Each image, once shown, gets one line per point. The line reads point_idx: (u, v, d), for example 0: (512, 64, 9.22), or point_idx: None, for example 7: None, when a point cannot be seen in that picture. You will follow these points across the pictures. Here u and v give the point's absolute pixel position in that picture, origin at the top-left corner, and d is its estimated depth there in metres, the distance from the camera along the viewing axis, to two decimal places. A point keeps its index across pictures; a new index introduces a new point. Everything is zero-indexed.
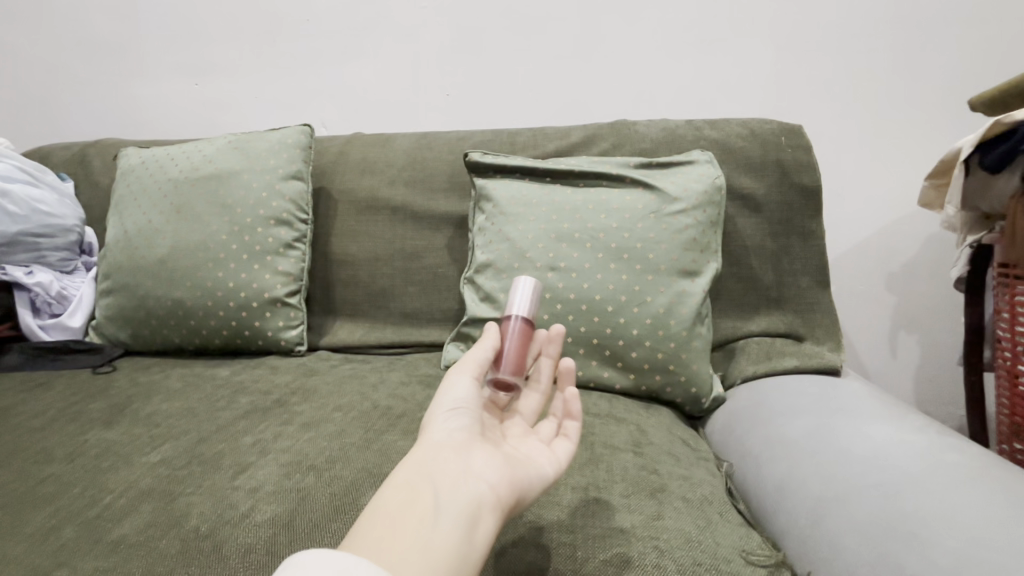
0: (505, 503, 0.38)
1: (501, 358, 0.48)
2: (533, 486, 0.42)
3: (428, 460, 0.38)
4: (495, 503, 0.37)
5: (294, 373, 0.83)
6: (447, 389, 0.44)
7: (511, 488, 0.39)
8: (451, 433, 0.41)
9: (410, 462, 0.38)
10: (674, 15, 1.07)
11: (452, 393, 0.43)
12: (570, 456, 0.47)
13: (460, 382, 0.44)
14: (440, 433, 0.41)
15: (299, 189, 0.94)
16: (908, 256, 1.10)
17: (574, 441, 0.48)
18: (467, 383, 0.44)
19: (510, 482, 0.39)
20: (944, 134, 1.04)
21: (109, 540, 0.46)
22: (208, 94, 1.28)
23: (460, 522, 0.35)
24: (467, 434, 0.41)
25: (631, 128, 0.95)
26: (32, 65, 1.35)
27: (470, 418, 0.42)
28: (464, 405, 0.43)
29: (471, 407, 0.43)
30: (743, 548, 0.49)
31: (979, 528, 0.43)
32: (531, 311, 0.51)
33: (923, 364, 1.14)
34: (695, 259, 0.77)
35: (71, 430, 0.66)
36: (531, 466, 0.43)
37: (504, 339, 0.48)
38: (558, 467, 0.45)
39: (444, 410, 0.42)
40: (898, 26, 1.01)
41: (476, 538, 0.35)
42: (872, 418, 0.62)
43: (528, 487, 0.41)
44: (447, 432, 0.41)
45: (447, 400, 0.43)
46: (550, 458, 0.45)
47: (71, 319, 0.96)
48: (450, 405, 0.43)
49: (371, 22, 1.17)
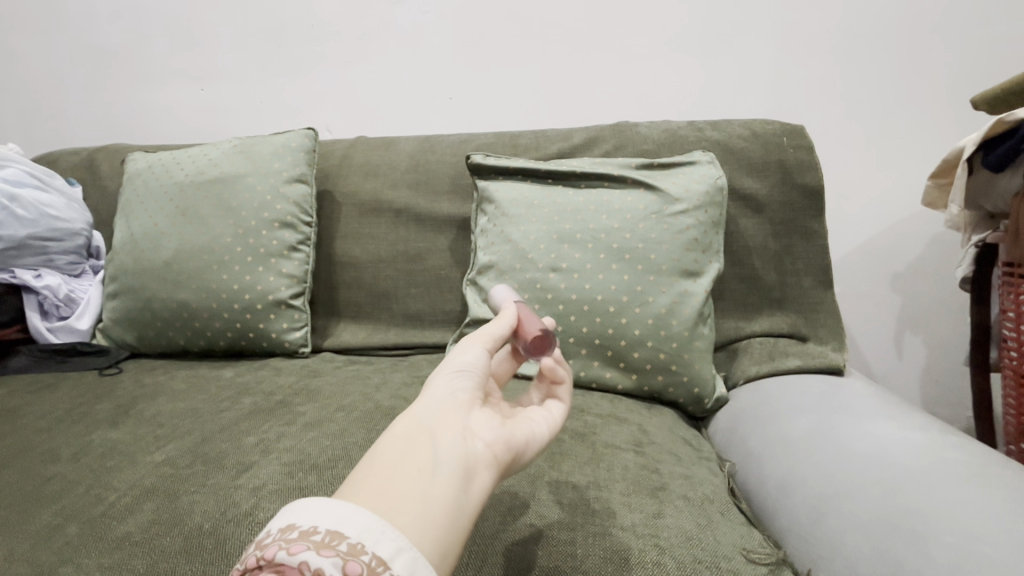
0: (500, 463, 0.38)
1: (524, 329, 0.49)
2: (527, 451, 0.42)
3: (427, 415, 0.38)
4: (490, 460, 0.37)
5: (298, 374, 0.83)
6: (454, 354, 0.44)
7: (507, 448, 0.39)
8: (454, 392, 0.40)
9: (408, 416, 0.38)
10: (676, 17, 1.07)
11: (457, 357, 0.43)
12: (562, 415, 0.47)
13: (468, 350, 0.44)
14: (441, 390, 0.40)
15: (304, 192, 0.95)
16: (914, 256, 1.09)
17: (566, 403, 0.48)
18: (475, 348, 0.44)
19: (506, 444, 0.39)
20: (947, 134, 1.04)
21: (113, 538, 0.47)
22: (214, 99, 1.30)
23: (458, 474, 0.35)
24: (469, 396, 0.41)
25: (632, 130, 0.95)
26: (41, 73, 1.37)
27: (474, 381, 0.42)
28: (469, 367, 0.43)
29: (476, 371, 0.43)
30: (744, 546, 0.49)
31: (979, 524, 0.43)
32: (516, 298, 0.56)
33: (930, 365, 1.13)
34: (697, 259, 0.77)
35: (78, 430, 0.66)
36: (528, 432, 0.43)
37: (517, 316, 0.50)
38: (552, 428, 0.45)
39: (447, 370, 0.42)
40: (901, 26, 1.01)
41: (471, 491, 0.35)
42: (876, 417, 0.62)
43: (523, 450, 0.41)
44: (449, 389, 0.41)
45: (451, 362, 0.43)
46: (546, 421, 0.45)
47: (79, 321, 0.97)
48: (456, 365, 0.42)
49: (373, 27, 1.18)
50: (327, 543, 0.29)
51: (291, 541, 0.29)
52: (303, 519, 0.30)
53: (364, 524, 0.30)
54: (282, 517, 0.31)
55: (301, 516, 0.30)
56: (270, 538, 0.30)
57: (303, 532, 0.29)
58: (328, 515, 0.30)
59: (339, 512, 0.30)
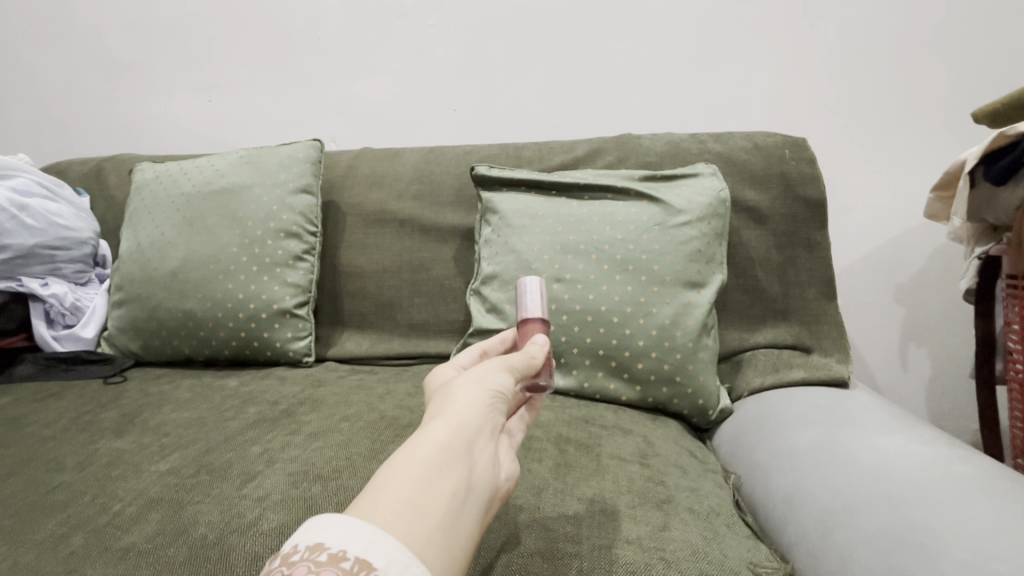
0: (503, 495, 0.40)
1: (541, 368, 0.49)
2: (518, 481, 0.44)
3: (467, 434, 0.37)
4: (499, 495, 0.39)
5: (302, 384, 0.83)
6: (493, 374, 0.42)
7: (511, 482, 0.41)
8: (489, 414, 0.40)
9: (445, 427, 0.37)
10: (676, 33, 1.09)
11: (496, 377, 0.42)
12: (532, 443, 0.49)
13: (505, 374, 0.43)
14: (479, 408, 0.39)
15: (310, 203, 0.96)
16: (917, 268, 1.10)
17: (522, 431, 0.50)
18: (511, 375, 0.44)
19: (511, 478, 0.41)
20: (948, 147, 1.05)
21: (118, 548, 0.47)
22: (221, 111, 1.31)
23: (480, 510, 0.36)
24: (497, 423, 0.41)
25: (636, 142, 0.96)
26: (52, 84, 1.39)
27: (504, 406, 0.43)
28: (505, 391, 0.42)
29: (508, 396, 0.43)
30: (751, 560, 0.49)
31: (987, 539, 0.42)
32: (544, 312, 0.53)
33: (935, 377, 1.12)
34: (701, 270, 0.77)
35: (83, 440, 0.67)
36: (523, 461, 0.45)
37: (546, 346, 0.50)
38: None
39: (487, 387, 0.41)
40: (899, 41, 1.02)
41: (483, 524, 0.37)
42: (882, 430, 0.62)
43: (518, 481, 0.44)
44: (486, 408, 0.40)
45: (490, 379, 0.42)
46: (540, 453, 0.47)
47: (84, 330, 0.98)
48: (495, 385, 0.42)
49: (380, 41, 1.20)
50: (355, 573, 0.27)
51: (319, 564, 0.28)
52: (333, 540, 0.28)
53: (393, 556, 0.28)
54: (309, 532, 0.29)
55: (329, 534, 0.29)
56: (297, 556, 0.28)
57: (332, 556, 0.28)
58: (357, 539, 0.28)
59: (369, 537, 0.29)
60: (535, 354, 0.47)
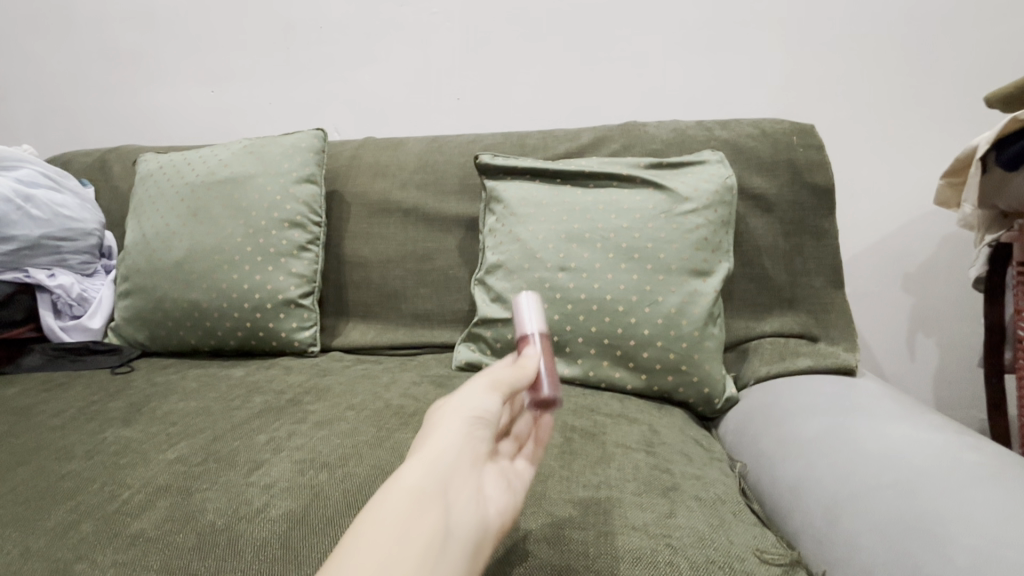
0: (497, 530, 0.39)
1: (541, 380, 0.45)
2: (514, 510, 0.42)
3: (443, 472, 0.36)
4: (490, 532, 0.38)
5: (308, 373, 0.84)
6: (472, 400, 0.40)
7: (507, 515, 0.40)
8: (469, 444, 0.39)
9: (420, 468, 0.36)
10: (682, 19, 1.07)
11: (475, 402, 0.40)
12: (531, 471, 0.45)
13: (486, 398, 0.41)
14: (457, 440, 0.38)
15: (312, 192, 0.95)
16: (926, 255, 1.09)
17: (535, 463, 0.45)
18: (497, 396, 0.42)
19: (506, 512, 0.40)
20: (958, 133, 1.03)
21: (127, 535, 0.47)
22: (224, 101, 1.31)
23: (466, 551, 0.35)
24: (480, 455, 0.39)
25: (641, 129, 0.95)
26: (54, 75, 1.39)
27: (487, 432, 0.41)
28: (488, 415, 0.41)
29: (494, 420, 0.41)
30: (756, 547, 0.48)
31: (996, 526, 0.42)
32: (543, 322, 0.51)
33: (942, 365, 1.12)
34: (707, 259, 0.76)
35: (91, 429, 0.67)
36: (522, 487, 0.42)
37: (544, 358, 0.47)
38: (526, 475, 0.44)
39: (466, 414, 0.39)
40: (911, 25, 1.00)
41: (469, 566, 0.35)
42: (890, 418, 0.61)
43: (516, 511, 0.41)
44: (467, 439, 0.39)
45: (468, 404, 0.40)
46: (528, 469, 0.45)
47: (92, 320, 0.98)
48: (475, 412, 0.40)
49: (382, 29, 1.19)
50: None
51: None
52: None
53: None
54: None
55: None
56: None
57: None
58: None
59: None
60: (526, 365, 0.45)
